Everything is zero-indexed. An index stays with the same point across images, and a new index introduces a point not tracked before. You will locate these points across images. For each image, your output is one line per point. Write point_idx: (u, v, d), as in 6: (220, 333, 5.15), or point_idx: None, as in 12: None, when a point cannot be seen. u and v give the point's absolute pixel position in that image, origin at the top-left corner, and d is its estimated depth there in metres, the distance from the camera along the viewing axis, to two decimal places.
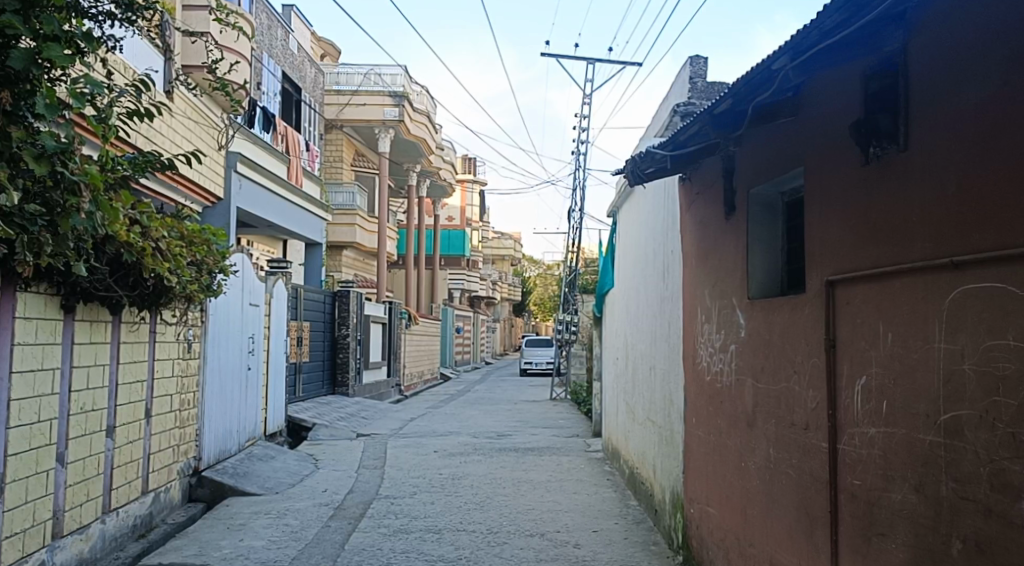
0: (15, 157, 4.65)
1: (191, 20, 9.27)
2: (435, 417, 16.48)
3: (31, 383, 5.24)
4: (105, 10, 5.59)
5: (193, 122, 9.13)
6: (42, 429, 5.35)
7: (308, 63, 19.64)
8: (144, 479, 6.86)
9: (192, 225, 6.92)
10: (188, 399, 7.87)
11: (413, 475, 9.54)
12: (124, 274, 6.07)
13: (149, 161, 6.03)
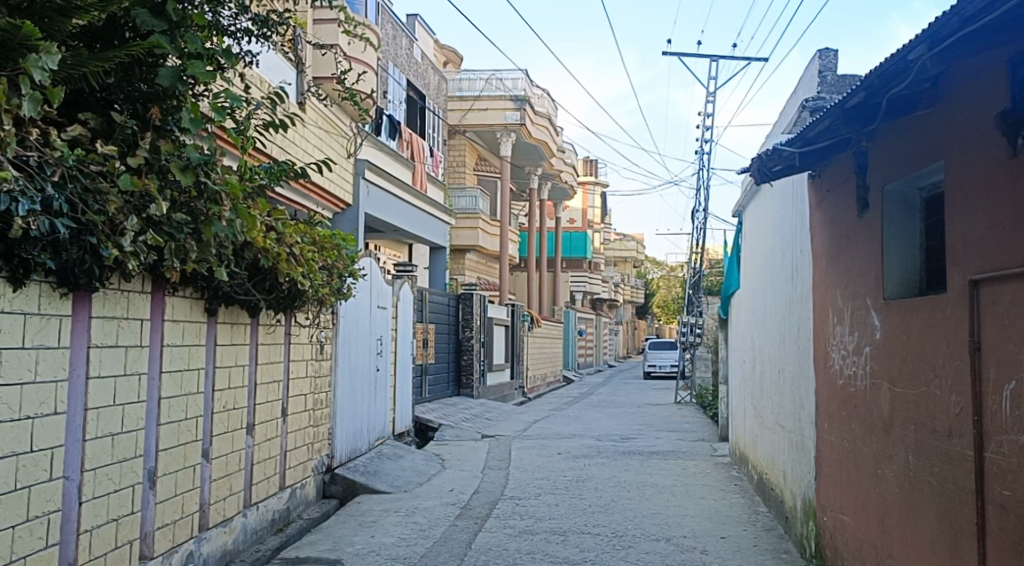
0: (164, 168, 4.93)
1: (322, 33, 9.61)
2: (559, 419, 16.53)
3: (179, 382, 5.55)
4: (243, 27, 5.88)
5: (324, 132, 9.48)
6: (189, 425, 5.67)
7: (431, 71, 20.06)
8: (281, 475, 7.16)
9: (323, 231, 7.18)
10: (321, 398, 8.17)
11: (537, 477, 9.59)
12: (261, 278, 6.34)
13: (283, 170, 6.28)
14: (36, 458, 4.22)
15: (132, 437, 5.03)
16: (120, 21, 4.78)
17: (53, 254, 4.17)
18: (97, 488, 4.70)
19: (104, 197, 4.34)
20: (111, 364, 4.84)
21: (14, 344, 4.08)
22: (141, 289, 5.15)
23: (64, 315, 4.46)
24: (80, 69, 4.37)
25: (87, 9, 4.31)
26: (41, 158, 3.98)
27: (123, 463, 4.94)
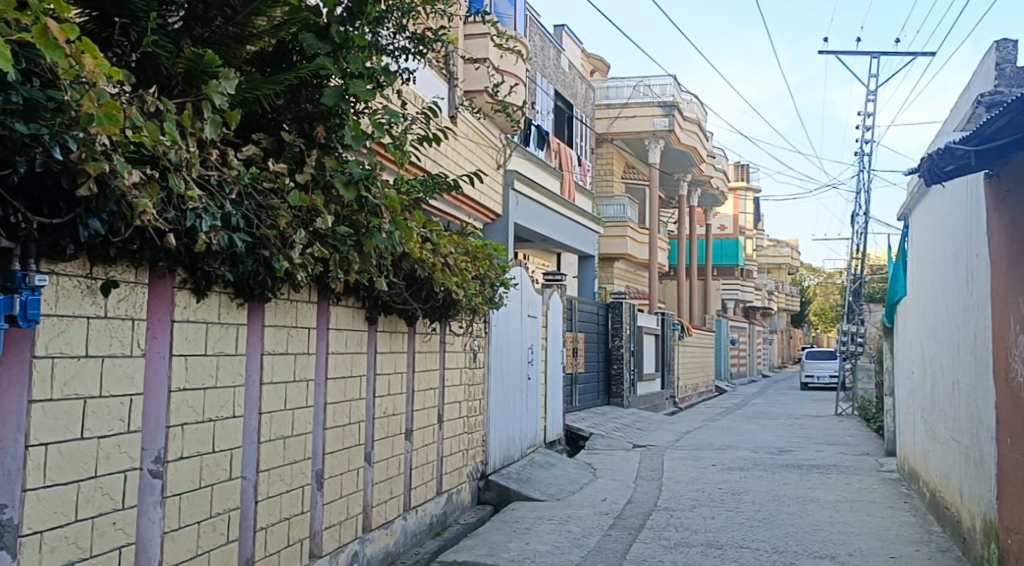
0: (328, 183, 5.14)
1: (472, 48, 9.81)
2: (713, 430, 16.19)
3: (343, 388, 5.79)
4: (400, 45, 6.07)
5: (475, 144, 9.68)
6: (353, 429, 5.90)
7: (578, 80, 20.17)
8: (438, 480, 7.34)
9: (476, 241, 7.32)
10: (475, 405, 8.32)
11: (692, 489, 9.41)
12: (418, 288, 6.52)
13: (438, 183, 6.44)
14: (217, 458, 4.50)
15: (301, 440, 5.28)
16: (289, 45, 5.04)
17: (231, 267, 4.44)
18: (271, 488, 4.95)
19: (276, 213, 4.57)
20: (283, 371, 5.10)
21: (197, 351, 4.37)
22: (309, 299, 5.40)
23: (240, 324, 4.73)
24: (254, 92, 4.63)
25: (260, 36, 4.57)
26: (220, 177, 4.23)
27: (294, 465, 5.20)
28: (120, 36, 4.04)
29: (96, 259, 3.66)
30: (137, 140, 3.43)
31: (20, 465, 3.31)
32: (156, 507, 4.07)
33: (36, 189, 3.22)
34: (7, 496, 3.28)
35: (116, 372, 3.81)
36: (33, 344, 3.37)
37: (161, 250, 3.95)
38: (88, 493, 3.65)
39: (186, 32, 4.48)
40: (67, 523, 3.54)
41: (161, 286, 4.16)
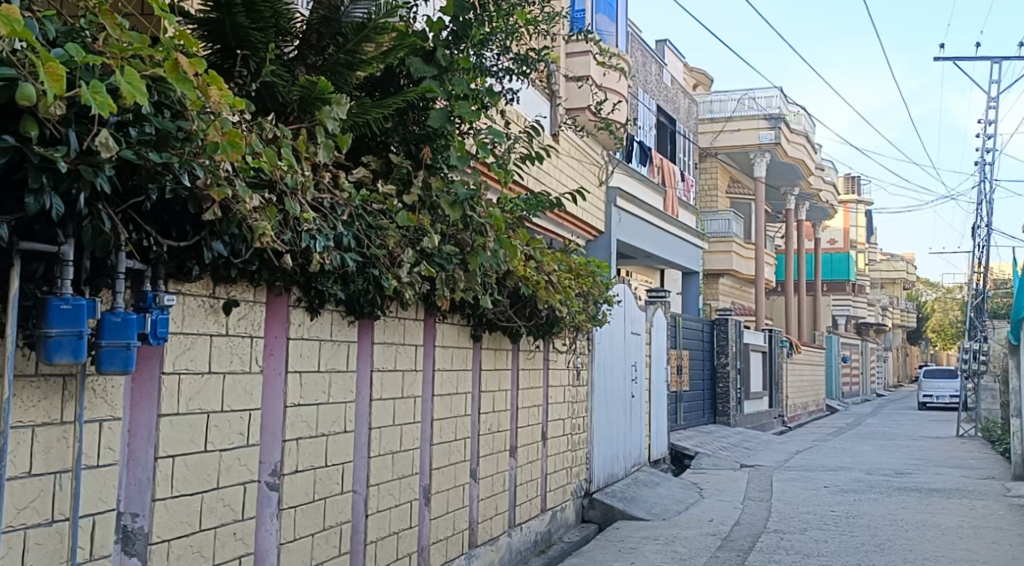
0: (434, 204, 5.25)
1: (574, 66, 9.83)
2: (824, 450, 15.69)
3: (449, 405, 5.87)
4: (504, 66, 6.15)
5: (577, 162, 9.71)
6: (459, 446, 5.97)
7: (681, 95, 20.03)
8: (543, 497, 7.36)
9: (579, 259, 7.33)
10: (579, 423, 8.31)
11: (803, 511, 9.14)
12: (522, 305, 6.57)
13: (541, 201, 6.37)
14: (330, 471, 4.63)
15: (409, 456, 5.38)
16: (396, 70, 5.17)
17: (343, 286, 4.58)
18: (381, 502, 5.06)
19: (384, 233, 4.69)
20: (391, 387, 5.22)
21: (311, 368, 4.51)
22: (416, 317, 5.51)
23: (351, 341, 4.87)
24: (364, 117, 4.76)
25: (370, 62, 4.69)
26: (332, 200, 4.38)
27: (402, 480, 5.30)
28: (241, 67, 4.26)
29: (219, 279, 3.84)
30: (257, 165, 3.59)
31: (149, 475, 3.50)
32: (273, 518, 4.21)
33: (165, 215, 3.40)
34: (139, 505, 3.46)
35: (236, 389, 3.98)
36: (161, 361, 3.56)
37: (278, 270, 4.10)
38: (211, 504, 3.81)
39: (302, 60, 4.71)
40: (192, 532, 3.70)
41: (277, 304, 4.32)
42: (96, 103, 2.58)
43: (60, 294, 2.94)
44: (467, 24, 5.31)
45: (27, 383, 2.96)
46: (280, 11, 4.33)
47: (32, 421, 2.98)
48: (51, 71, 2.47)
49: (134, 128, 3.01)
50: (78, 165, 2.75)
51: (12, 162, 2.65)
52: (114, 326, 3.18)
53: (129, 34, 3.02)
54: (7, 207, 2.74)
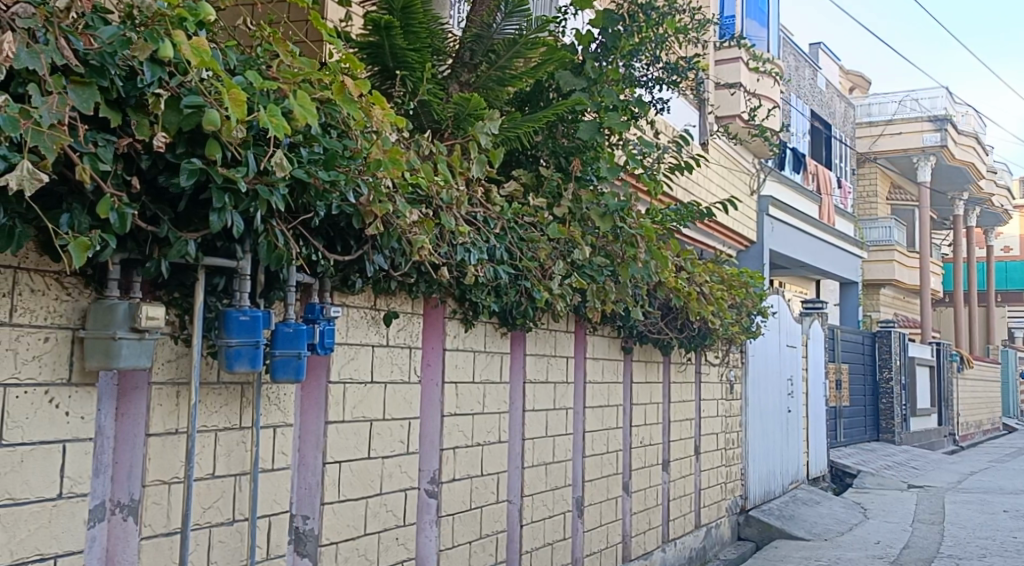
0: (585, 216, 5.26)
1: (723, 73, 9.63)
2: (1002, 473, 14.63)
3: (600, 417, 5.86)
4: (654, 76, 6.14)
5: (727, 170, 9.53)
6: (610, 458, 5.94)
7: (836, 99, 19.31)
8: (697, 513, 7.21)
9: (732, 270, 7.17)
10: (733, 438, 8.13)
11: (981, 536, 8.53)
12: (674, 317, 6.47)
13: (692, 211, 6.25)
14: (485, 481, 4.71)
15: (562, 467, 5.40)
16: (545, 84, 5.21)
17: (496, 298, 4.65)
18: (535, 513, 5.10)
19: (536, 246, 4.75)
20: (544, 399, 5.26)
21: (466, 378, 4.61)
22: (567, 329, 5.52)
23: (504, 352, 4.94)
24: (515, 131, 4.82)
25: (520, 78, 4.77)
26: (484, 214, 4.46)
27: (556, 491, 5.32)
28: (399, 87, 4.38)
29: (380, 292, 3.99)
30: (415, 181, 3.71)
31: (318, 480, 3.66)
32: (432, 525, 4.31)
33: (332, 231, 3.55)
34: (309, 508, 3.63)
35: (397, 398, 4.12)
36: (328, 371, 3.72)
37: (435, 282, 4.21)
38: (375, 509, 3.95)
39: (454, 78, 4.81)
40: (358, 536, 3.85)
41: (434, 315, 4.43)
42: (273, 126, 2.74)
43: (239, 306, 3.13)
44: (616, 36, 5.33)
45: (210, 390, 3.18)
46: (434, 32, 4.49)
47: (214, 426, 3.19)
48: (234, 97, 2.63)
49: (305, 148, 3.16)
50: (256, 185, 2.91)
51: (198, 185, 2.83)
52: (287, 336, 3.35)
53: (300, 59, 3.21)
54: (194, 226, 2.91)
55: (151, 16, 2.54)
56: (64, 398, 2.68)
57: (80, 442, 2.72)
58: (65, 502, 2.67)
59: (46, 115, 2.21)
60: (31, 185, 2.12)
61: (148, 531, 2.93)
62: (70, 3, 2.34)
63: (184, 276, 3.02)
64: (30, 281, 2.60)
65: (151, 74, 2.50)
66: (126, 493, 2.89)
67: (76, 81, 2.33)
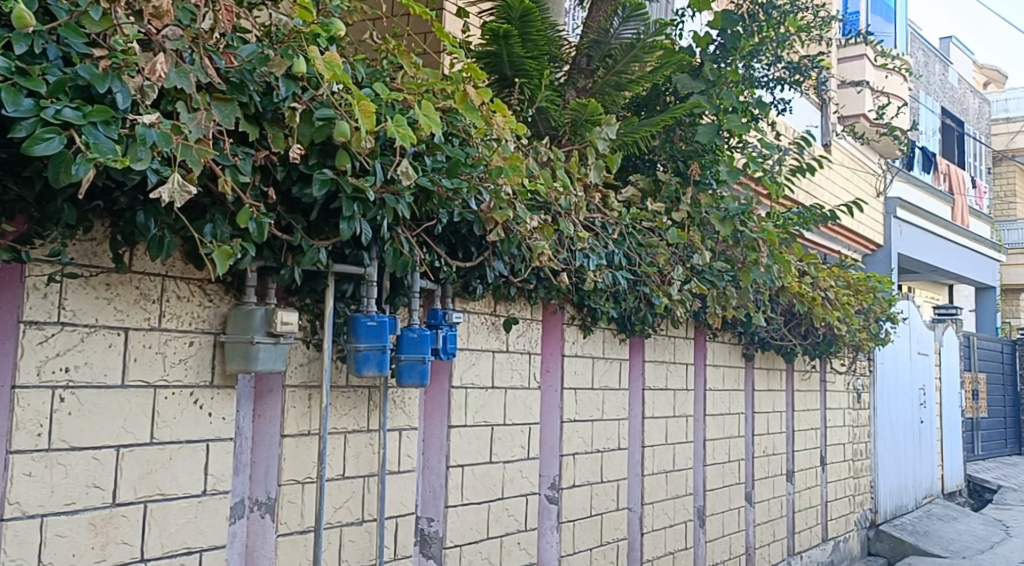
0: (704, 220, 5.16)
1: (847, 71, 9.31)
2: None
3: (722, 425, 5.75)
4: (776, 76, 5.98)
5: (851, 172, 9.21)
6: (733, 467, 5.82)
7: (969, 95, 18.39)
8: (824, 526, 6.98)
9: (858, 274, 6.91)
10: (860, 449, 7.85)
11: None
12: (798, 323, 6.28)
13: (816, 214, 6.03)
14: (606, 487, 4.69)
15: (683, 475, 5.33)
16: (662, 88, 5.17)
17: (615, 304, 4.63)
18: (656, 521, 5.05)
19: (655, 251, 4.70)
20: (663, 406, 5.20)
21: (585, 385, 4.60)
22: (686, 335, 5.45)
23: (623, 359, 4.91)
24: (633, 136, 4.79)
25: (638, 82, 4.74)
26: (603, 219, 4.44)
27: (677, 500, 5.25)
28: (518, 95, 4.42)
29: (500, 298, 4.03)
30: (534, 187, 3.72)
31: (442, 483, 3.72)
32: (553, 531, 4.32)
33: (454, 237, 3.61)
34: (433, 511, 3.69)
35: (517, 403, 4.15)
36: (450, 376, 3.78)
37: (554, 288, 4.22)
38: (497, 513, 3.99)
39: (571, 85, 4.80)
40: (481, 539, 3.90)
41: (552, 321, 4.44)
42: (401, 135, 2.81)
43: (367, 312, 3.22)
44: (736, 36, 5.26)
45: (339, 393, 3.29)
46: (551, 39, 4.53)
47: (344, 429, 3.29)
48: (363, 109, 2.73)
49: (429, 157, 3.22)
50: (383, 194, 3.00)
51: (328, 195, 2.93)
52: (411, 341, 3.42)
53: (423, 71, 3.31)
54: (325, 234, 3.03)
55: (287, 34, 2.68)
56: (207, 399, 2.81)
57: (222, 441, 2.85)
58: (209, 498, 2.81)
59: (194, 130, 2.33)
60: (181, 197, 2.24)
61: (284, 528, 3.04)
62: (214, 24, 2.47)
63: (315, 283, 3.14)
64: (176, 288, 2.75)
65: (286, 88, 2.62)
66: (264, 491, 3.01)
67: (219, 98, 2.46)
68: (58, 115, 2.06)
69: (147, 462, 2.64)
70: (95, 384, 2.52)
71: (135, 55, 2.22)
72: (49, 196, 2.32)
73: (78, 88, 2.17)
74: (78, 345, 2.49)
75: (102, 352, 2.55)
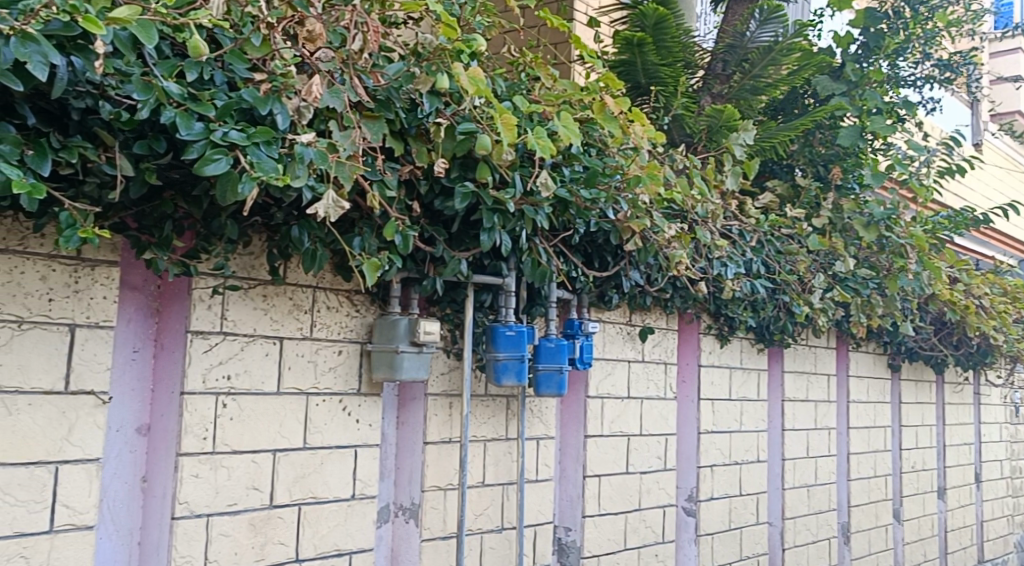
0: (847, 226, 4.95)
1: (1000, 67, 8.82)
2: None
3: (866, 439, 5.52)
4: (924, 74, 5.70)
5: (1005, 172, 8.70)
6: (879, 483, 5.58)
7: None
8: (979, 547, 6.59)
9: (1016, 280, 6.50)
10: (1019, 466, 7.38)
11: None
12: (950, 333, 5.93)
13: (968, 217, 5.71)
14: (745, 501, 4.58)
15: (827, 490, 5.15)
16: (801, 91, 5.02)
17: (753, 313, 4.52)
18: (798, 537, 4.89)
19: (795, 258, 4.54)
20: (805, 418, 5.03)
21: (723, 395, 4.51)
22: (828, 344, 5.26)
23: (762, 369, 4.78)
24: (772, 141, 4.65)
25: (775, 85, 4.62)
26: (740, 226, 4.30)
27: (820, 515, 5.08)
28: (652, 102, 4.38)
29: (635, 308, 4.00)
30: (671, 196, 3.65)
31: (580, 492, 3.72)
32: (692, 544, 4.26)
33: (590, 247, 3.60)
34: (571, 520, 3.70)
35: (653, 413, 4.11)
36: (586, 386, 3.78)
37: (690, 297, 4.15)
38: (634, 524, 3.96)
39: (706, 90, 4.71)
40: (619, 550, 3.88)
41: (689, 331, 4.36)
42: (541, 147, 2.83)
43: (505, 322, 3.25)
44: (880, 35, 5.09)
45: (479, 401, 3.34)
46: (686, 45, 4.47)
47: (484, 436, 3.34)
48: (506, 122, 2.73)
49: (567, 167, 3.23)
50: (522, 205, 3.02)
51: (469, 207, 2.98)
52: (549, 351, 3.44)
53: (561, 82, 3.33)
54: (465, 245, 3.06)
55: (432, 52, 2.70)
56: (355, 406, 2.91)
57: (369, 447, 2.94)
58: (357, 502, 2.90)
59: (347, 147, 2.43)
60: (336, 212, 2.33)
61: (428, 534, 3.11)
62: (363, 44, 2.52)
63: (456, 293, 3.19)
64: (326, 298, 2.86)
65: (430, 104, 2.70)
66: (408, 496, 3.09)
67: (368, 116, 2.56)
68: (225, 137, 2.18)
69: (301, 465, 2.75)
70: (253, 391, 2.65)
71: (293, 78, 2.33)
72: (214, 212, 2.45)
73: (243, 111, 2.31)
74: (238, 353, 2.62)
75: (260, 361, 2.67)
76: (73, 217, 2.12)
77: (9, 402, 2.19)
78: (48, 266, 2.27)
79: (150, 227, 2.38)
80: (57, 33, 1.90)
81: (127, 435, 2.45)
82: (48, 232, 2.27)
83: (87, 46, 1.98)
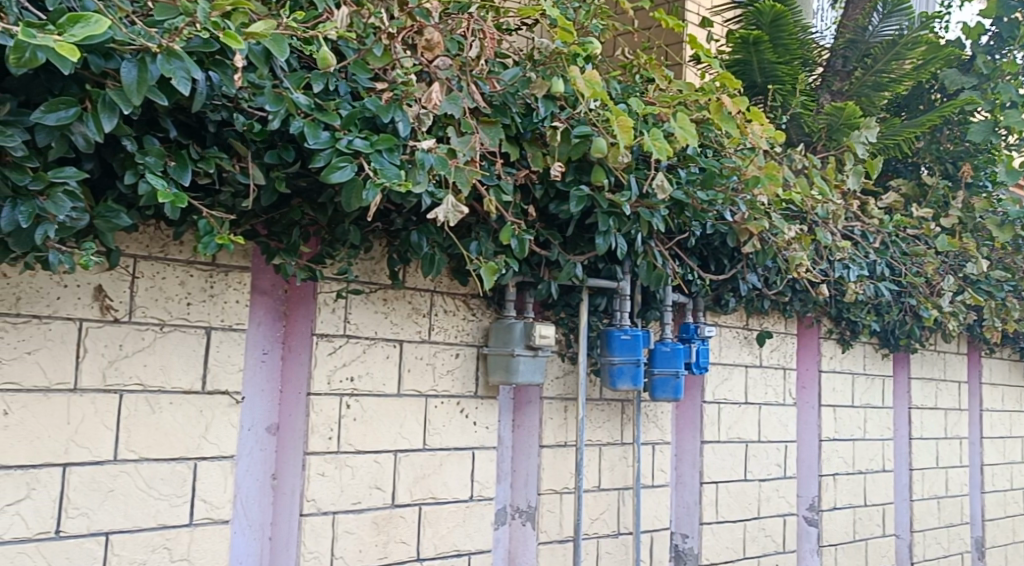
0: (978, 226, 4.71)
1: None
2: None
3: (1002, 450, 5.24)
4: None
5: None
6: (1016, 496, 5.29)
7: None
8: None
9: None
10: None
11: None
12: None
13: None
14: (871, 511, 4.42)
15: (959, 502, 4.91)
16: (926, 85, 4.82)
17: (877, 317, 4.36)
18: (928, 550, 4.68)
19: (922, 260, 4.28)
20: (934, 427, 4.81)
21: (845, 403, 4.36)
22: (959, 350, 5.02)
23: (887, 375, 4.60)
24: (896, 138, 4.47)
25: (901, 80, 4.40)
26: (863, 228, 4.14)
27: (951, 529, 4.85)
28: (769, 102, 4.28)
29: (753, 312, 3.91)
30: (789, 197, 3.54)
31: (697, 499, 3.66)
32: (814, 555, 4.13)
33: (706, 250, 3.54)
34: (688, 527, 3.65)
35: (772, 420, 4.01)
36: (703, 391, 3.71)
37: (810, 300, 4.03)
38: (753, 533, 3.87)
39: (825, 88, 4.57)
40: (738, 558, 3.80)
41: (809, 335, 4.24)
42: (657, 149, 2.81)
43: (620, 326, 3.23)
44: (1015, 25, 4.84)
45: (594, 405, 3.33)
46: (804, 42, 4.36)
47: (599, 441, 3.33)
48: (622, 124, 2.74)
49: (682, 169, 3.18)
50: (638, 208, 2.99)
51: (584, 211, 2.97)
52: (665, 355, 3.39)
53: (676, 82, 3.30)
54: (580, 249, 3.05)
55: (548, 56, 2.75)
56: (472, 408, 2.95)
57: (487, 449, 2.97)
58: (476, 503, 2.94)
59: (466, 153, 2.47)
60: (455, 217, 2.37)
61: (544, 537, 3.12)
62: (480, 51, 2.56)
63: (570, 297, 3.20)
64: (444, 302, 2.91)
65: (545, 108, 2.71)
66: (525, 499, 3.10)
67: (485, 121, 2.58)
68: (350, 145, 2.26)
69: (421, 466, 2.80)
70: (375, 393, 2.72)
71: (413, 87, 2.39)
72: (338, 219, 2.52)
73: (366, 119, 2.38)
74: (361, 355, 2.70)
75: (382, 363, 2.74)
76: (211, 224, 2.22)
77: (153, 401, 2.31)
78: (186, 272, 2.39)
79: (279, 233, 2.48)
80: (197, 49, 2.01)
81: (258, 434, 2.56)
82: (187, 239, 2.39)
83: (224, 61, 2.07)
